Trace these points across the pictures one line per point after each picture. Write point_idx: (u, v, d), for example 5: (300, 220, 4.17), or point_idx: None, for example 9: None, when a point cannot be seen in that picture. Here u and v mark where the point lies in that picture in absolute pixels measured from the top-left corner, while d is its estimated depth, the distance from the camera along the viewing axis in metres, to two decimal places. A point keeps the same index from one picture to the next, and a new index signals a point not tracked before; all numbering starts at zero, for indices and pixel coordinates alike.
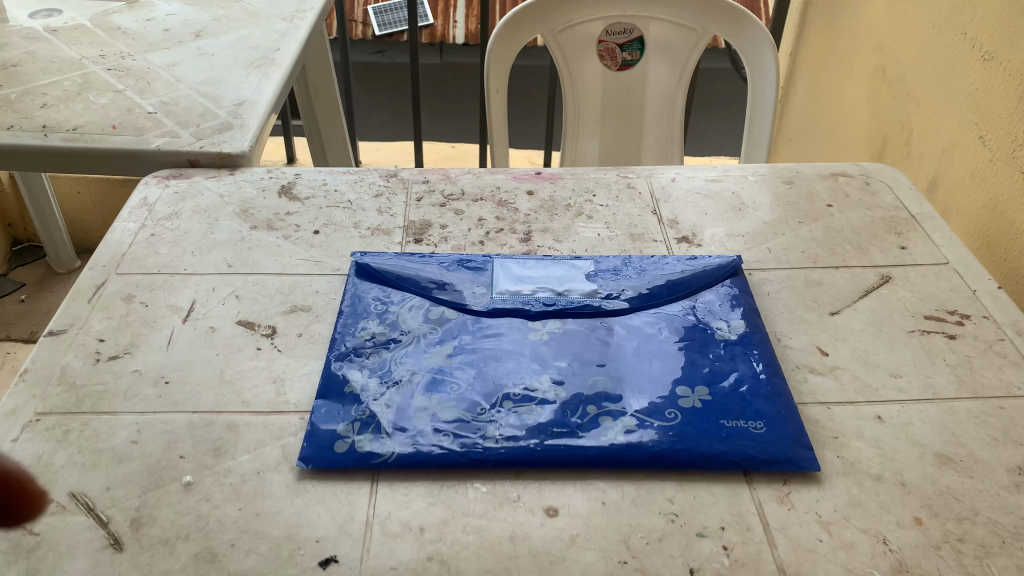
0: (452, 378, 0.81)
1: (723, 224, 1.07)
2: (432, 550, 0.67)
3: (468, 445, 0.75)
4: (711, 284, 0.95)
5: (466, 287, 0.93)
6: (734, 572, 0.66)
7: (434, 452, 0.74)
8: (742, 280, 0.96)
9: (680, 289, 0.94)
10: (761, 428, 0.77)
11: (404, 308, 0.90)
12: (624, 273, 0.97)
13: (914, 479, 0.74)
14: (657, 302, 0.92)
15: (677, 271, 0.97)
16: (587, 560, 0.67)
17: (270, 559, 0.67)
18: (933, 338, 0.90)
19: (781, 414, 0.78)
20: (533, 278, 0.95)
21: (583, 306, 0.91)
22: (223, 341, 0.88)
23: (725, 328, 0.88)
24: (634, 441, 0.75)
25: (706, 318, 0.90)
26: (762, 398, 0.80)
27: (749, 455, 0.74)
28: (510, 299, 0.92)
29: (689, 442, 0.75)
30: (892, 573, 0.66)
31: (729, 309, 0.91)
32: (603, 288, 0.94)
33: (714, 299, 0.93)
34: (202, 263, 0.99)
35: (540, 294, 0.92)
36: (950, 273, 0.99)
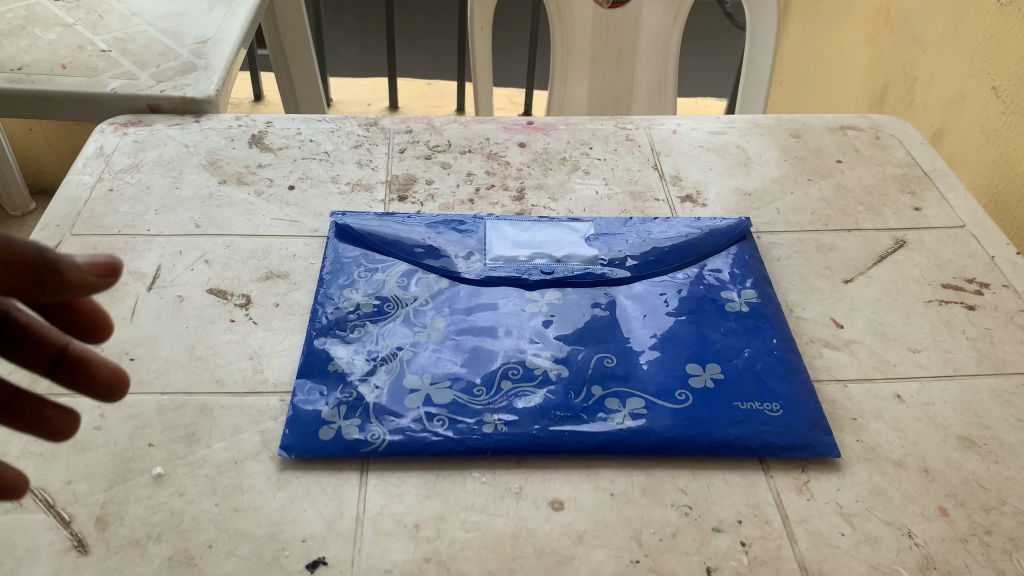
0: (445, 356, 0.75)
1: (729, 182, 1.01)
2: (429, 550, 0.62)
3: (465, 431, 0.69)
4: (720, 247, 0.89)
5: (457, 252, 0.86)
6: (753, 571, 0.62)
7: (428, 440, 0.68)
8: (751, 244, 0.90)
9: (688, 253, 0.88)
10: (777, 410, 0.72)
11: (391, 275, 0.83)
12: (626, 236, 0.90)
13: (937, 465, 0.70)
14: (662, 269, 0.86)
15: (683, 233, 0.90)
16: (597, 559, 0.62)
17: (253, 562, 0.61)
18: (952, 309, 0.85)
19: (798, 395, 0.73)
20: (529, 242, 0.88)
21: (584, 274, 0.84)
22: (192, 312, 0.80)
23: (736, 298, 0.83)
24: (644, 426, 0.70)
25: (716, 287, 0.84)
26: (777, 377, 0.75)
27: (766, 440, 0.70)
28: (505, 266, 0.85)
29: (702, 426, 0.70)
30: (919, 570, 0.63)
31: (740, 276, 0.85)
32: (604, 254, 0.87)
33: (723, 264, 0.87)
34: (167, 223, 0.91)
35: (537, 260, 0.86)
36: (967, 237, 0.94)
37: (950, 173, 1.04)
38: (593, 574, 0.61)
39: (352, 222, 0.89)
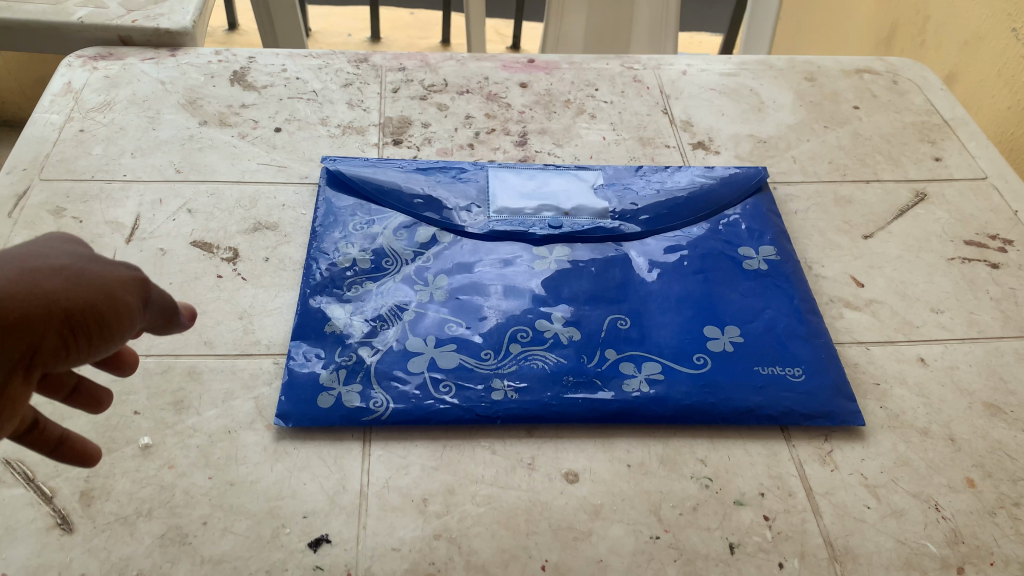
0: (449, 317, 0.71)
1: (741, 129, 0.96)
2: (439, 526, 0.59)
3: (473, 398, 0.65)
4: (736, 199, 0.84)
5: (459, 203, 0.81)
6: (777, 547, 0.59)
7: (434, 408, 0.64)
8: (768, 197, 0.86)
9: (702, 206, 0.83)
10: (799, 375, 0.69)
11: (389, 228, 0.78)
12: (637, 186, 0.85)
13: (963, 433, 0.68)
14: (676, 223, 0.81)
15: (697, 184, 0.85)
16: (615, 535, 0.59)
17: (251, 540, 0.57)
18: (975, 267, 0.81)
19: (821, 359, 0.70)
20: (534, 192, 0.83)
21: (593, 228, 0.80)
22: (176, 266, 0.75)
23: (754, 255, 0.78)
24: (661, 393, 0.66)
25: (732, 242, 0.80)
26: (799, 340, 0.71)
27: (788, 407, 0.67)
28: (510, 219, 0.80)
29: (722, 393, 0.67)
30: (947, 545, 0.60)
31: (757, 230, 0.81)
32: (615, 206, 0.83)
33: (740, 217, 0.83)
34: (145, 167, 0.84)
35: (543, 213, 0.81)
36: (989, 189, 0.90)
37: (970, 121, 0.99)
38: (611, 551, 0.58)
39: (345, 169, 0.83)
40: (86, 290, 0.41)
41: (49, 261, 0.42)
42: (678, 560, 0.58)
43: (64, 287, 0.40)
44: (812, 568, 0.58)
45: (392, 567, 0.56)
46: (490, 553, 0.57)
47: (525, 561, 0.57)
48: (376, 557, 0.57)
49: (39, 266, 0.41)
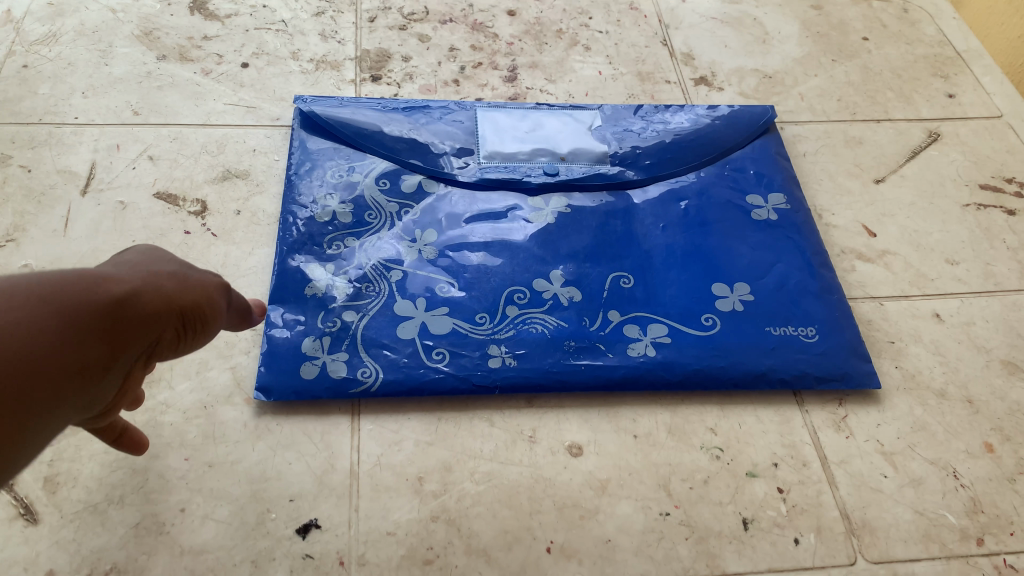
0: (440, 278, 0.66)
1: (745, 63, 0.90)
2: (436, 507, 0.55)
3: (469, 367, 0.61)
4: (744, 139, 0.78)
5: (446, 147, 0.74)
6: (793, 522, 0.56)
7: (427, 378, 0.60)
8: (776, 137, 0.80)
9: (708, 147, 0.77)
10: (813, 336, 0.65)
11: (371, 176, 0.72)
12: (637, 125, 0.79)
13: (981, 395, 0.65)
14: (680, 167, 0.75)
15: (702, 122, 0.79)
16: (624, 513, 0.56)
17: (234, 528, 0.53)
18: (991, 214, 0.77)
19: (835, 318, 0.66)
20: (527, 134, 0.77)
21: (592, 175, 0.74)
22: (138, 222, 0.68)
23: (763, 204, 0.73)
24: (669, 358, 0.62)
25: (740, 189, 0.74)
26: (811, 297, 0.67)
27: (802, 371, 0.63)
28: (502, 166, 0.74)
29: (733, 357, 0.63)
30: (966, 515, 0.58)
31: (766, 175, 0.76)
32: (614, 148, 0.76)
33: (747, 160, 0.77)
34: (98, 108, 0.76)
35: (538, 158, 0.75)
36: (1004, 129, 0.85)
37: (985, 54, 0.94)
38: (619, 530, 0.55)
39: (321, 108, 0.75)
40: (197, 292, 0.43)
41: (159, 264, 0.42)
42: (689, 538, 0.55)
43: (182, 290, 0.42)
44: (829, 543, 0.56)
45: (387, 553, 0.53)
46: (491, 536, 0.54)
47: (530, 543, 0.54)
48: (370, 542, 0.53)
49: (152, 268, 0.42)
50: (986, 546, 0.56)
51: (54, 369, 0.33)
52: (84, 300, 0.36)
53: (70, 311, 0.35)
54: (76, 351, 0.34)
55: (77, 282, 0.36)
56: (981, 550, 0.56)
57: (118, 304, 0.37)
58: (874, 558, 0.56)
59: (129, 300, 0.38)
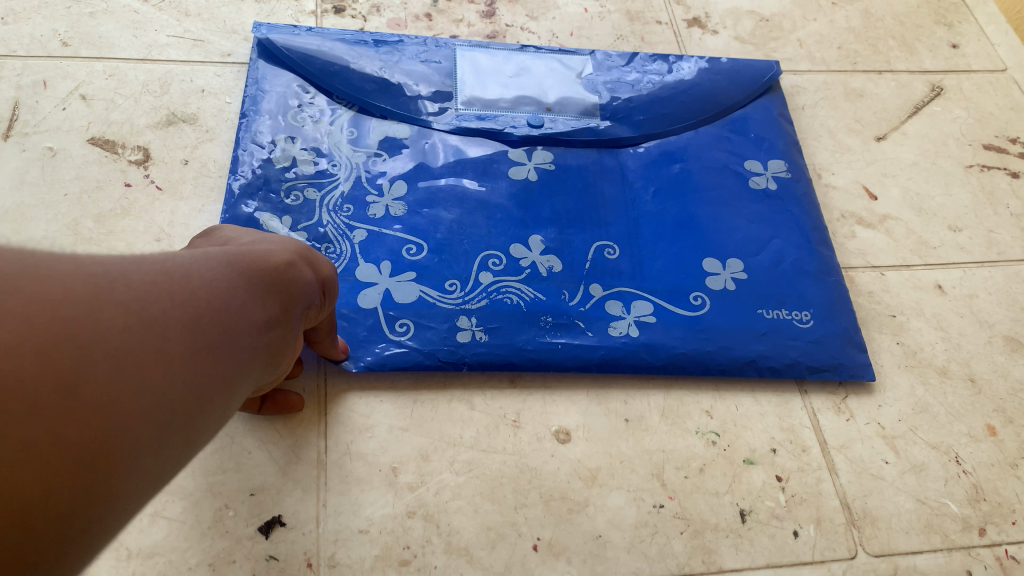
0: (409, 237, 0.60)
1: (740, 3, 0.83)
2: (412, 502, 0.50)
3: (434, 341, 0.55)
4: (745, 96, 0.72)
5: (420, 91, 0.67)
6: (792, 513, 0.53)
7: (387, 354, 0.54)
8: (779, 97, 0.74)
9: (707, 103, 0.71)
10: (808, 321, 0.60)
11: (338, 121, 0.65)
12: (632, 75, 0.72)
13: (983, 373, 0.62)
14: (675, 126, 0.69)
15: (703, 74, 0.73)
16: (615, 505, 0.52)
17: (188, 527, 0.48)
18: (994, 176, 0.73)
19: (830, 303, 0.62)
20: (511, 79, 0.70)
21: (579, 130, 0.67)
22: (70, 171, 0.60)
23: (762, 172, 0.68)
24: (653, 340, 0.57)
25: (739, 154, 0.69)
26: (808, 279, 0.63)
27: (793, 360, 0.59)
28: (481, 115, 0.67)
29: (721, 341, 0.58)
30: (968, 503, 0.55)
31: (767, 139, 0.70)
32: (606, 99, 0.70)
33: (749, 122, 0.71)
34: (21, 37, 0.67)
35: (521, 107, 0.68)
36: (1009, 84, 0.81)
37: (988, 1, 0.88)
38: (610, 524, 0.51)
39: (281, 37, 0.67)
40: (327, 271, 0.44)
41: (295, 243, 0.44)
42: (685, 533, 0.51)
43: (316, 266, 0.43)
44: (829, 536, 0.53)
45: (359, 554, 0.48)
46: (473, 533, 0.50)
47: (514, 541, 0.50)
48: (340, 542, 0.48)
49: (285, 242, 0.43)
50: (988, 536, 0.54)
51: (234, 331, 0.34)
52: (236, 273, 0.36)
53: (236, 277, 0.35)
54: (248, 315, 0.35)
55: (245, 257, 0.37)
56: (983, 540, 0.54)
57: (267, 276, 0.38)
58: (876, 551, 0.53)
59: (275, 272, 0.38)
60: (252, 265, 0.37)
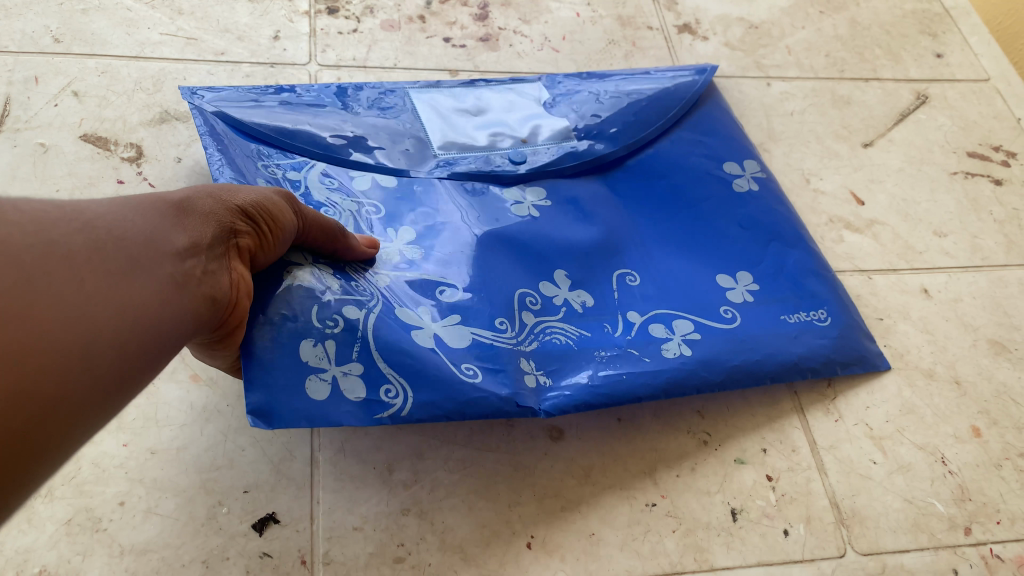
0: (438, 278, 0.53)
1: (729, 10, 0.85)
2: (407, 500, 0.50)
3: (506, 384, 0.50)
4: (693, 92, 0.72)
5: (393, 138, 0.62)
6: (782, 512, 0.54)
7: (467, 397, 0.48)
8: (716, 93, 0.75)
9: (669, 106, 0.70)
10: (826, 318, 0.60)
11: (313, 171, 0.56)
12: (587, 95, 0.70)
13: (968, 375, 0.63)
14: (647, 134, 0.68)
15: (651, 80, 0.71)
16: (608, 504, 0.52)
17: (181, 523, 0.48)
18: (978, 183, 0.75)
19: (838, 298, 0.62)
20: (475, 119, 0.66)
21: (563, 156, 0.65)
22: (62, 167, 0.60)
23: (741, 173, 0.68)
24: (705, 352, 0.55)
25: (714, 156, 0.68)
26: (812, 274, 0.62)
27: (827, 357, 0.58)
28: (465, 156, 0.63)
29: (765, 347, 0.56)
30: (954, 503, 0.56)
31: (734, 140, 0.70)
32: (573, 119, 0.67)
33: (709, 125, 0.71)
34: (13, 32, 0.67)
35: (499, 144, 0.64)
36: (991, 93, 0.82)
37: (972, 12, 0.90)
38: (603, 523, 0.51)
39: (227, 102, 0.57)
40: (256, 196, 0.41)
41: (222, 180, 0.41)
42: (677, 531, 0.52)
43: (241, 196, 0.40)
44: (819, 534, 0.53)
45: (353, 551, 0.48)
46: (468, 531, 0.50)
47: (508, 539, 0.50)
48: (334, 539, 0.48)
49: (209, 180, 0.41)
50: (974, 535, 0.55)
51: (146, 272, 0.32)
52: (144, 207, 0.34)
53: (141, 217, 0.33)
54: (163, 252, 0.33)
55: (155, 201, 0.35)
56: (969, 539, 0.55)
57: (177, 210, 0.36)
58: (864, 549, 0.53)
59: (187, 202, 0.37)
60: (163, 201, 0.36)
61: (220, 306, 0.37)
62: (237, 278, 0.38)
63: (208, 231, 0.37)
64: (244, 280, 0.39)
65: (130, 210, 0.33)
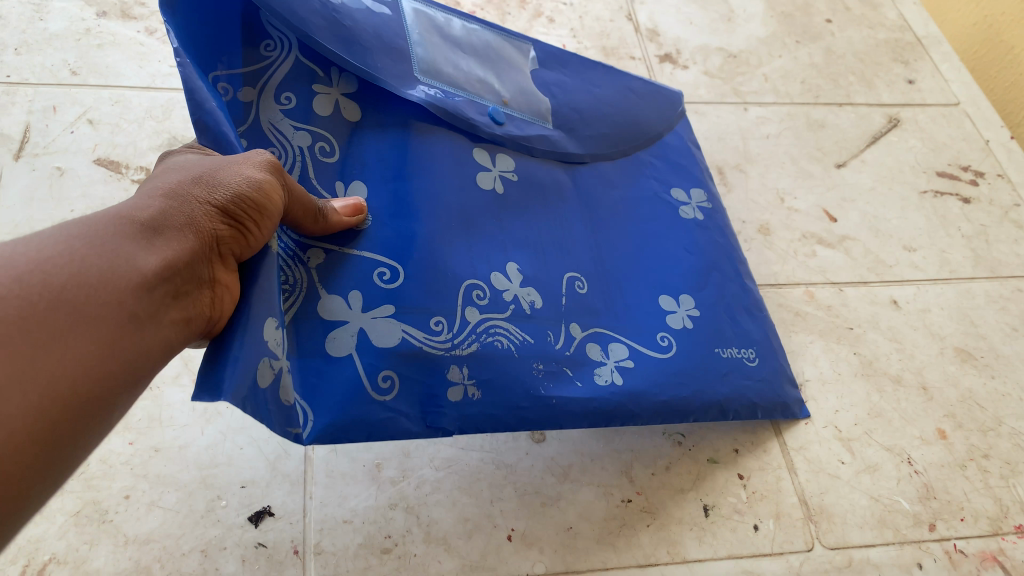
0: (379, 258, 0.49)
1: (710, 41, 0.89)
2: (394, 495, 0.53)
3: (423, 400, 0.47)
4: (665, 124, 0.72)
5: (385, 46, 0.55)
6: (753, 508, 0.56)
7: (377, 421, 0.45)
8: (685, 124, 0.74)
9: (634, 128, 0.69)
10: (753, 360, 0.60)
11: (275, 78, 0.50)
12: (570, 80, 0.68)
13: (935, 381, 0.66)
14: (615, 150, 0.67)
15: (626, 94, 0.70)
16: (586, 499, 0.55)
17: (182, 515, 0.51)
18: (946, 202, 0.78)
19: (768, 343, 0.62)
20: (463, 56, 0.61)
21: (535, 136, 0.62)
22: (76, 189, 0.64)
23: (688, 201, 0.67)
24: (636, 384, 0.54)
25: (663, 180, 0.68)
26: (744, 314, 0.62)
27: (750, 401, 0.58)
28: (447, 91, 0.57)
29: (695, 386, 0.56)
30: (919, 501, 0.59)
31: (684, 166, 0.70)
32: (554, 101, 0.65)
33: (669, 148, 0.71)
34: (33, 66, 0.72)
35: (483, 95, 0.60)
36: (961, 117, 0.86)
37: (943, 40, 0.94)
38: (581, 516, 0.54)
39: None
40: (232, 185, 0.37)
41: (192, 169, 0.38)
42: (651, 526, 0.55)
43: (214, 189, 0.37)
44: (788, 530, 0.56)
45: (343, 542, 0.51)
46: (451, 524, 0.53)
47: (490, 531, 0.53)
48: (325, 531, 0.51)
49: (179, 173, 0.37)
50: (938, 532, 0.57)
51: (99, 320, 0.30)
52: (101, 236, 0.32)
53: (91, 259, 0.31)
54: (123, 294, 0.31)
55: (113, 229, 0.33)
56: (933, 535, 0.57)
57: (143, 233, 0.34)
58: (831, 544, 0.56)
59: (153, 221, 0.34)
60: (124, 226, 0.33)
61: (197, 324, 0.36)
62: (215, 290, 0.37)
63: (183, 250, 0.35)
64: (225, 289, 0.38)
65: (81, 251, 0.31)
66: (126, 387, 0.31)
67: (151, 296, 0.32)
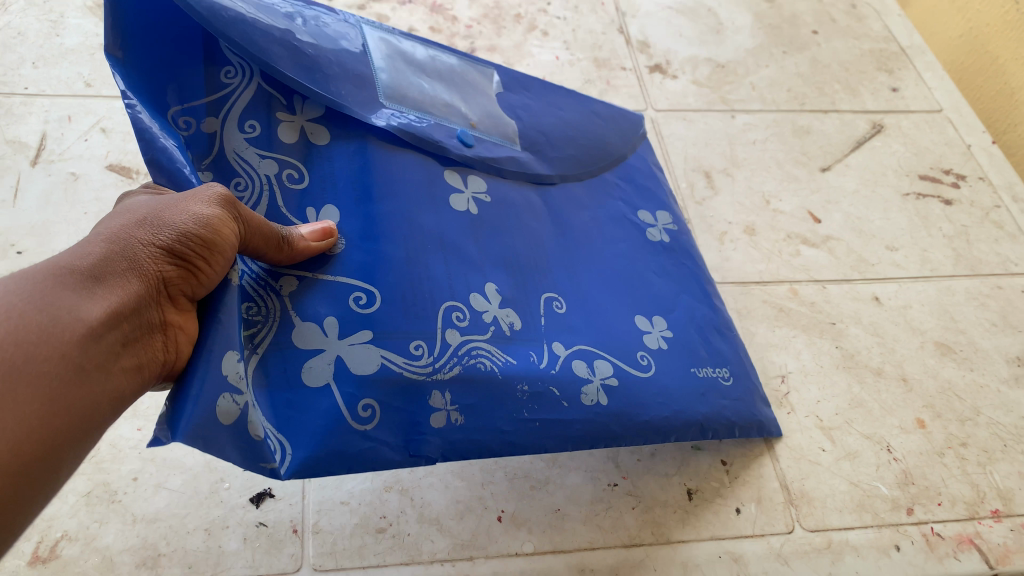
0: (354, 282, 0.48)
1: (698, 51, 0.92)
2: (389, 479, 0.56)
3: (405, 426, 0.46)
4: (628, 147, 0.75)
5: (352, 70, 0.55)
6: (734, 492, 0.59)
7: (355, 450, 0.44)
8: (647, 146, 0.77)
9: (598, 152, 0.71)
10: (728, 379, 0.60)
11: (240, 103, 0.49)
12: (533, 104, 0.71)
13: (915, 373, 0.68)
14: (582, 172, 0.69)
15: (589, 118, 0.73)
16: (574, 483, 0.58)
17: (187, 497, 0.53)
18: (928, 203, 0.81)
19: (740, 363, 0.62)
20: (428, 79, 0.62)
21: (504, 157, 0.63)
22: (90, 193, 0.68)
23: (654, 223, 0.70)
24: (619, 402, 0.53)
25: (630, 203, 0.70)
26: (715, 333, 0.63)
27: (726, 421, 0.58)
28: (415, 112, 0.58)
29: (676, 406, 0.56)
30: (898, 486, 0.61)
31: (649, 188, 0.73)
32: (520, 124, 0.67)
33: (634, 170, 0.73)
34: (50, 78, 0.75)
35: (452, 118, 0.61)
36: (943, 122, 0.89)
37: (927, 50, 0.97)
38: (569, 499, 0.57)
39: None
40: (177, 224, 0.37)
41: (141, 211, 0.38)
42: (636, 508, 0.57)
43: (158, 231, 0.37)
44: (769, 512, 0.58)
45: (340, 522, 0.54)
46: (444, 505, 0.55)
47: (480, 513, 0.55)
48: (323, 511, 0.54)
49: (129, 216, 0.38)
50: (916, 515, 0.59)
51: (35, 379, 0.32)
52: (36, 293, 0.33)
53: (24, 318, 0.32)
54: (57, 349, 0.32)
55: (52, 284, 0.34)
56: (911, 518, 0.59)
57: (82, 285, 0.35)
58: (811, 526, 0.58)
59: (93, 271, 0.35)
60: (60, 280, 0.34)
61: (150, 364, 0.37)
62: (168, 329, 0.37)
63: (124, 297, 0.35)
64: (179, 329, 0.38)
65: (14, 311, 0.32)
66: (70, 438, 0.33)
67: (90, 346, 0.34)
